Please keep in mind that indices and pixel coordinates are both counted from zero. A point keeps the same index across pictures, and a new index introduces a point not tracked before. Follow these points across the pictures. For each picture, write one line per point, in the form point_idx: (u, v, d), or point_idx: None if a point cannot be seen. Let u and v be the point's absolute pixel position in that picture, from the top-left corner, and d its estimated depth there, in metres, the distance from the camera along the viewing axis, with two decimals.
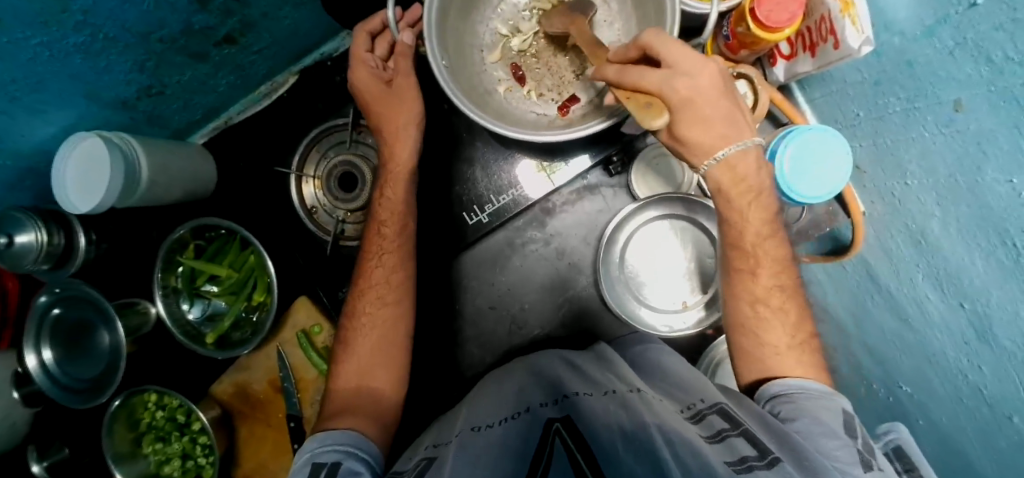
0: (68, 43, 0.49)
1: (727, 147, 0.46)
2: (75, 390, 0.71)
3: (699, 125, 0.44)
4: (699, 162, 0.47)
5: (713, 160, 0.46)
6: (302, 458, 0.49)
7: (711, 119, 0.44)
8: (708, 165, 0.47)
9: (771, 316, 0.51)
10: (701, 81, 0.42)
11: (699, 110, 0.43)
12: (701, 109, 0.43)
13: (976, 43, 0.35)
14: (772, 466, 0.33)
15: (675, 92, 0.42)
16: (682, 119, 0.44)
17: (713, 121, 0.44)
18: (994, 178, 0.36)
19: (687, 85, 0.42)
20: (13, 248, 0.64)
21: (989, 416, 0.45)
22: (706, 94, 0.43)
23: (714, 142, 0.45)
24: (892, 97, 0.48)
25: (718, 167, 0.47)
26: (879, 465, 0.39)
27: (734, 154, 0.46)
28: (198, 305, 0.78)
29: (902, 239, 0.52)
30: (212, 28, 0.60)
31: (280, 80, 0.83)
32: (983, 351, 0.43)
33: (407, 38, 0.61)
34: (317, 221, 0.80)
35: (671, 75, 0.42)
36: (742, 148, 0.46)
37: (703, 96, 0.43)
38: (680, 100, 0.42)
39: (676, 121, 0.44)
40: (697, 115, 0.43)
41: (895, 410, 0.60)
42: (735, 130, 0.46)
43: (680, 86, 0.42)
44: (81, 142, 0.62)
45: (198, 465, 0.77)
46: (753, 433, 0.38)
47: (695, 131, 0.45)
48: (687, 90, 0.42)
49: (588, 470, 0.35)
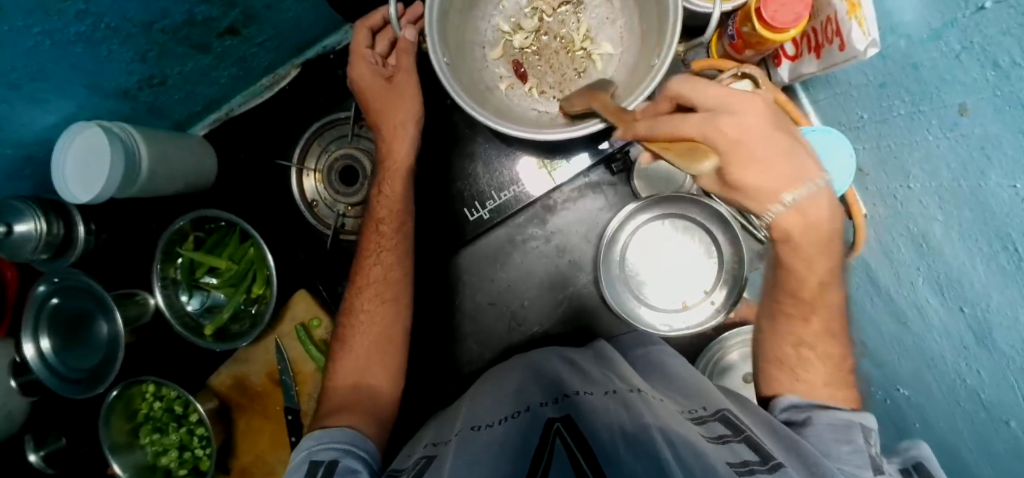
0: (69, 32, 0.48)
1: (793, 192, 0.41)
2: (73, 380, 0.71)
3: (755, 170, 0.39)
4: (762, 211, 0.43)
5: (779, 207, 0.41)
6: (300, 455, 0.49)
7: (767, 161, 0.39)
8: (775, 212, 0.42)
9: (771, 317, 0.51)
10: (748, 119, 0.38)
11: (752, 153, 0.39)
12: (754, 149, 0.39)
13: (983, 47, 0.35)
14: (775, 471, 0.33)
15: (722, 135, 0.38)
16: (734, 163, 0.39)
17: (771, 164, 0.40)
18: (998, 184, 0.36)
19: (733, 124, 0.38)
20: (12, 237, 0.64)
21: (986, 420, 0.45)
22: (757, 133, 0.38)
23: (779, 186, 0.40)
24: (896, 100, 0.48)
25: (787, 214, 0.42)
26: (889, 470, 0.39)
27: (802, 201, 0.42)
28: (197, 297, 0.78)
29: (903, 242, 0.52)
30: (215, 19, 0.59)
31: (282, 73, 0.82)
32: (982, 356, 0.43)
33: (409, 35, 0.61)
34: (318, 215, 0.79)
35: (710, 116, 0.38)
36: (811, 192, 0.42)
37: (752, 136, 0.38)
38: (728, 141, 0.38)
39: (729, 166, 0.40)
40: (750, 156, 0.39)
41: (893, 412, 0.60)
42: (801, 170, 0.41)
43: (724, 125, 0.38)
44: (81, 132, 0.61)
45: (195, 457, 0.77)
46: (755, 440, 0.38)
47: (752, 176, 0.40)
48: (734, 130, 0.38)
49: (588, 470, 0.35)
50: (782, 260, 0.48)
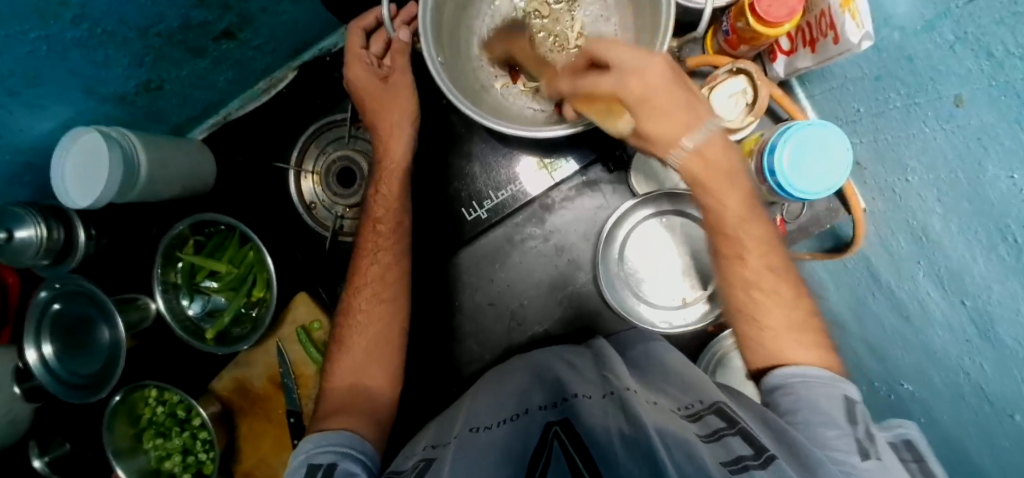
0: (66, 37, 0.48)
1: (691, 137, 0.47)
2: (75, 385, 0.71)
3: (658, 118, 0.46)
4: (665, 154, 0.49)
5: (681, 150, 0.48)
6: (298, 458, 0.49)
7: (670, 112, 0.46)
8: (675, 154, 0.48)
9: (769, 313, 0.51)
10: (651, 77, 0.45)
11: (656, 105, 0.46)
12: (658, 101, 0.46)
13: (977, 37, 0.34)
14: (767, 465, 0.33)
15: (630, 91, 0.46)
16: (643, 113, 0.46)
17: (673, 113, 0.46)
18: (996, 175, 0.36)
19: (640, 83, 0.45)
20: (12, 243, 0.65)
21: (991, 414, 0.45)
22: (660, 88, 0.45)
23: (675, 133, 0.47)
24: (892, 92, 0.47)
25: (687, 156, 0.48)
26: (878, 455, 0.38)
27: (702, 145, 0.48)
28: (198, 301, 0.78)
29: (902, 235, 0.51)
30: (211, 22, 0.60)
31: (278, 76, 0.82)
32: (985, 348, 0.42)
33: (403, 36, 0.62)
34: (317, 217, 0.79)
35: (620, 76, 0.46)
36: (706, 137, 0.48)
37: (656, 92, 0.45)
38: (635, 96, 0.46)
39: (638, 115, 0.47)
40: (655, 109, 0.46)
41: (897, 407, 0.60)
42: (696, 116, 0.47)
43: (632, 84, 0.45)
44: (80, 137, 0.62)
45: (198, 461, 0.77)
46: (750, 432, 0.38)
47: (656, 123, 0.47)
48: (640, 88, 0.45)
49: (587, 473, 0.35)
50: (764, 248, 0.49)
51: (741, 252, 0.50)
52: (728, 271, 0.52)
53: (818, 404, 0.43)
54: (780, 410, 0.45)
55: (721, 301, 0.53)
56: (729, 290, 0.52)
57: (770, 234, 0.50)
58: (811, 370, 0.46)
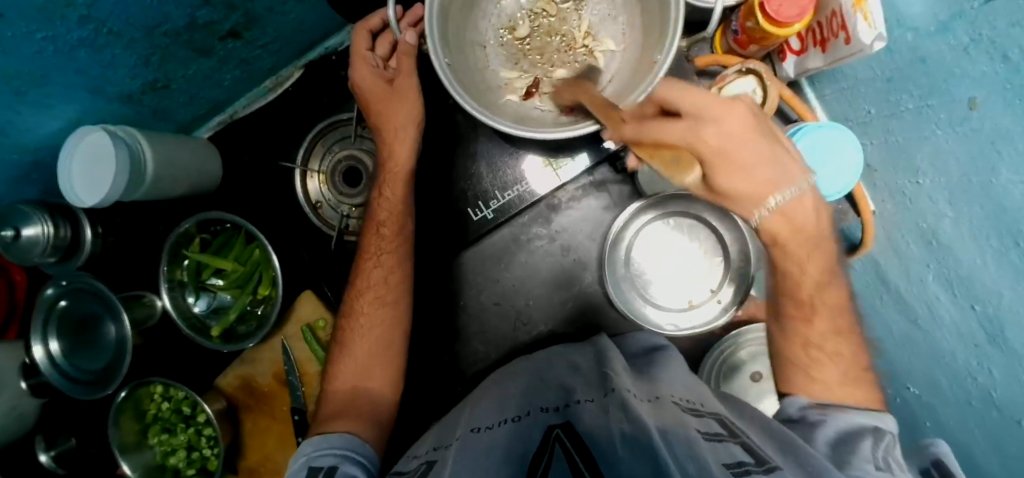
0: (72, 37, 0.48)
1: (777, 195, 0.43)
2: (83, 382, 0.72)
3: (736, 173, 0.41)
4: (750, 213, 0.45)
5: (764, 210, 0.44)
6: (298, 461, 0.49)
7: (750, 167, 0.41)
8: (761, 214, 0.44)
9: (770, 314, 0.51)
10: (729, 128, 0.39)
11: (736, 160, 0.40)
12: (739, 156, 0.40)
13: (992, 40, 0.34)
14: (769, 472, 0.33)
15: (706, 145, 0.39)
16: (718, 168, 0.41)
17: (754, 168, 0.41)
18: (1009, 180, 0.35)
19: (718, 134, 0.39)
20: (19, 242, 0.66)
21: (998, 420, 0.44)
22: (739, 141, 0.39)
23: (760, 191, 0.43)
24: (904, 94, 0.47)
25: (772, 217, 0.45)
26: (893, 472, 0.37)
27: (786, 203, 0.44)
28: (204, 298, 0.78)
29: (912, 238, 0.51)
30: (218, 22, 0.59)
31: (285, 74, 0.82)
32: (994, 354, 0.42)
33: (409, 37, 0.61)
34: (322, 217, 0.79)
35: (694, 124, 0.39)
36: (795, 195, 0.44)
37: (737, 145, 0.39)
38: (712, 150, 0.39)
39: (712, 171, 0.41)
40: (734, 164, 0.41)
41: (903, 411, 0.60)
42: (782, 174, 0.43)
43: (708, 136, 0.39)
44: (87, 136, 0.62)
45: (203, 457, 0.77)
46: (751, 443, 0.38)
47: (735, 181, 0.42)
48: (717, 141, 0.39)
49: (587, 471, 0.35)
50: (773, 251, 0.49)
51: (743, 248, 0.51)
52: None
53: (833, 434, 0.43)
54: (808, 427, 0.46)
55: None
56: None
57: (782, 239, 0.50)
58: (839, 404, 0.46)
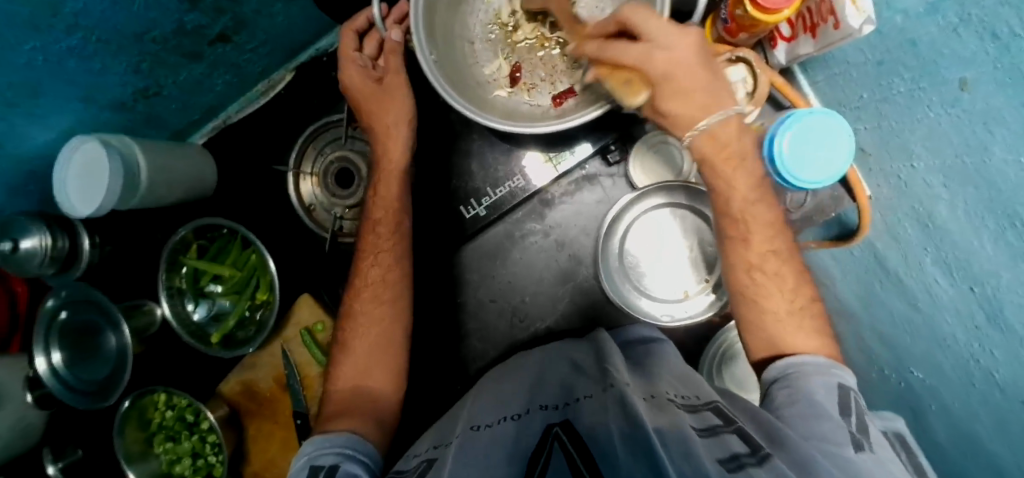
0: (60, 47, 0.48)
1: (706, 118, 0.47)
2: (83, 392, 0.72)
3: (681, 98, 0.46)
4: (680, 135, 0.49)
5: (695, 132, 0.47)
6: (301, 460, 0.49)
7: (691, 91, 0.46)
8: (691, 136, 0.48)
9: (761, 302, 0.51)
10: (680, 54, 0.44)
11: (679, 83, 0.45)
12: (682, 79, 0.45)
13: (980, 18, 0.33)
14: (764, 464, 0.34)
15: (654, 66, 0.45)
16: (665, 91, 0.46)
17: (696, 94, 0.46)
18: (1003, 159, 0.35)
19: (666, 58, 0.44)
20: (17, 254, 0.66)
21: (1004, 403, 0.44)
22: (684, 67, 0.45)
23: (696, 114, 0.47)
24: (895, 77, 0.46)
25: (704, 140, 0.48)
26: (872, 448, 0.38)
27: (714, 126, 0.47)
28: (203, 305, 0.78)
29: (908, 221, 0.51)
30: (206, 27, 0.59)
31: (276, 79, 0.82)
32: (994, 335, 0.42)
33: (395, 35, 0.61)
34: (316, 220, 0.79)
35: (649, 48, 0.45)
36: (725, 118, 0.47)
37: (681, 71, 0.45)
38: (659, 73, 0.45)
39: (658, 92, 0.47)
40: (676, 87, 0.46)
41: (907, 396, 0.59)
42: (717, 101, 0.47)
43: (658, 58, 0.44)
44: (81, 146, 0.62)
45: (209, 464, 0.77)
46: (746, 432, 0.39)
47: (679, 104, 0.47)
48: (664, 63, 0.44)
49: (586, 472, 0.34)
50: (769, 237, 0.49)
51: (758, 237, 0.50)
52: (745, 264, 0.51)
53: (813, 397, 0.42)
54: (775, 403, 0.45)
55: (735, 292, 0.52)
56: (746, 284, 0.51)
57: (778, 225, 0.50)
58: (807, 360, 0.46)
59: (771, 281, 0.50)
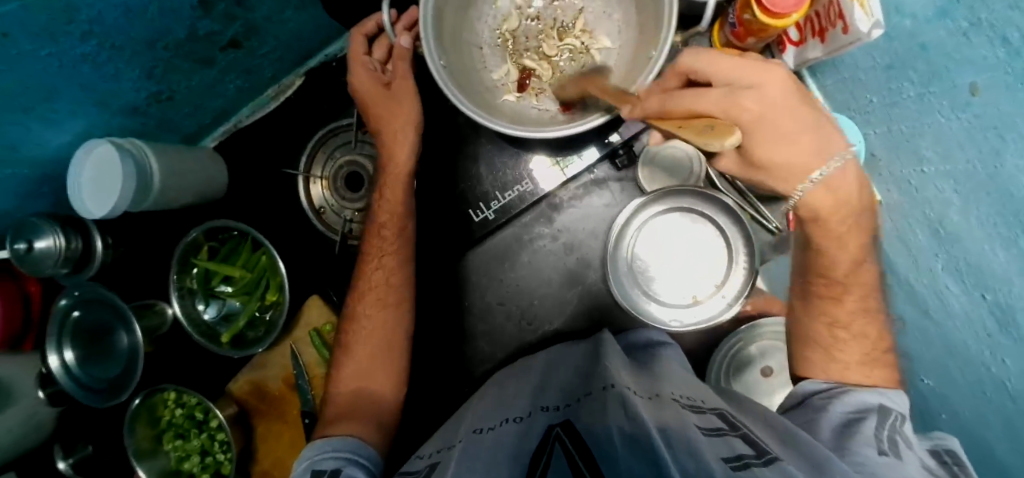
0: (76, 53, 0.49)
1: (823, 167, 0.41)
2: (96, 390, 0.73)
3: (783, 146, 0.39)
4: (790, 189, 0.43)
5: (808, 182, 0.42)
6: (301, 466, 0.49)
7: (794, 135, 0.38)
8: (803, 189, 0.42)
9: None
10: (771, 92, 0.36)
11: (777, 130, 0.38)
12: (780, 124, 0.37)
13: (991, 23, 0.33)
14: (769, 464, 0.34)
15: (745, 110, 0.36)
16: (761, 141, 0.38)
17: (798, 138, 0.39)
18: (1015, 165, 0.34)
19: (756, 99, 0.36)
20: (32, 253, 0.66)
21: (1016, 412, 0.43)
22: (782, 107, 0.36)
23: (806, 162, 0.40)
24: (905, 82, 0.46)
25: (816, 189, 0.43)
26: (897, 454, 0.38)
27: (833, 173, 0.42)
28: (213, 305, 0.79)
29: (919, 227, 0.50)
30: (218, 32, 0.60)
31: (287, 83, 0.83)
32: (1007, 343, 0.41)
33: (403, 42, 0.62)
34: (325, 221, 0.80)
35: (732, 92, 0.36)
36: (840, 166, 0.41)
37: (778, 111, 0.36)
38: (755, 119, 0.36)
39: (754, 143, 0.38)
40: (779, 134, 0.38)
41: (917, 403, 0.59)
42: (829, 141, 0.40)
43: (750, 101, 0.36)
44: (94, 149, 0.63)
45: (216, 462, 0.77)
46: (752, 435, 0.39)
47: (779, 152, 0.39)
48: (758, 106, 0.36)
49: (587, 472, 0.34)
50: None
51: None
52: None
53: None
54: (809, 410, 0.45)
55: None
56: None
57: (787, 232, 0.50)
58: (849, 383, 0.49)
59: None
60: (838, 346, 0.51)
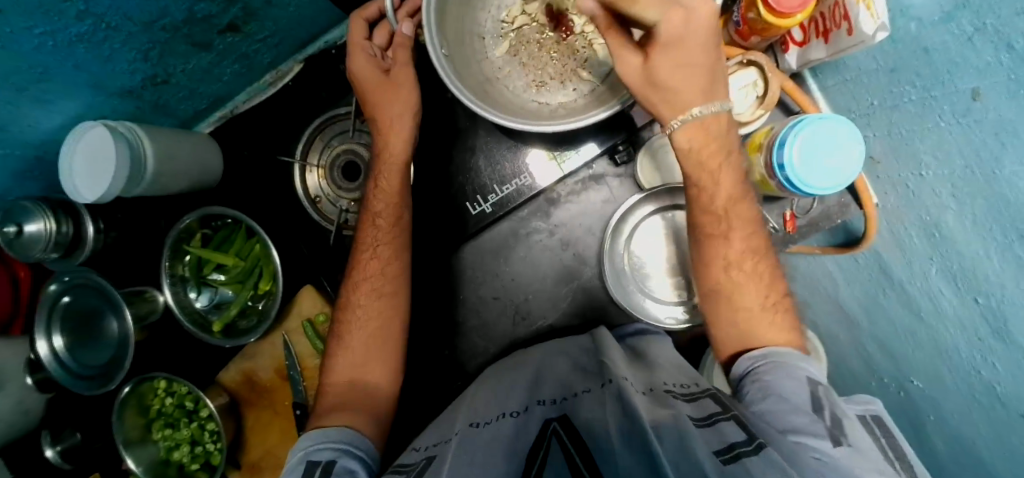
0: (70, 32, 0.48)
1: (703, 106, 0.50)
2: (87, 377, 0.72)
3: (679, 70, 0.48)
4: (671, 117, 0.51)
5: (688, 116, 0.50)
6: (296, 455, 0.49)
7: (692, 66, 0.48)
8: (681, 121, 0.50)
9: (764, 301, 0.51)
10: (693, 21, 0.46)
11: (681, 52, 0.47)
12: (686, 50, 0.47)
13: (997, 29, 0.33)
14: (759, 450, 0.35)
15: (670, 24, 0.46)
16: (666, 55, 0.48)
17: (694, 72, 0.49)
18: (1013, 171, 0.35)
19: (680, 20, 0.46)
20: (22, 238, 0.66)
21: (1004, 415, 0.44)
22: (694, 38, 0.47)
23: (691, 97, 0.50)
24: (907, 85, 0.46)
25: (691, 124, 0.50)
26: (849, 441, 0.39)
27: (706, 116, 0.50)
28: (205, 293, 0.78)
29: (914, 230, 0.50)
30: (216, 16, 0.59)
31: (285, 69, 0.82)
32: (999, 349, 0.41)
33: (405, 29, 0.63)
34: (322, 212, 0.79)
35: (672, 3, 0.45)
36: (718, 110, 0.50)
37: (689, 40, 0.47)
38: (671, 34, 0.47)
39: (659, 56, 0.48)
40: (678, 58, 0.48)
41: (906, 406, 0.59)
42: (714, 89, 0.50)
43: (673, 16, 0.46)
44: (87, 132, 0.62)
45: (206, 452, 0.77)
46: (743, 417, 0.40)
47: (675, 75, 0.49)
48: (679, 26, 0.46)
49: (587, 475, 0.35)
50: None
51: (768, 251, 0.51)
52: (722, 262, 0.52)
53: (785, 392, 0.43)
54: (748, 395, 0.46)
55: (713, 291, 0.53)
56: (721, 280, 0.53)
57: None
58: (779, 351, 0.48)
59: (748, 278, 0.52)
60: (791, 333, 0.51)
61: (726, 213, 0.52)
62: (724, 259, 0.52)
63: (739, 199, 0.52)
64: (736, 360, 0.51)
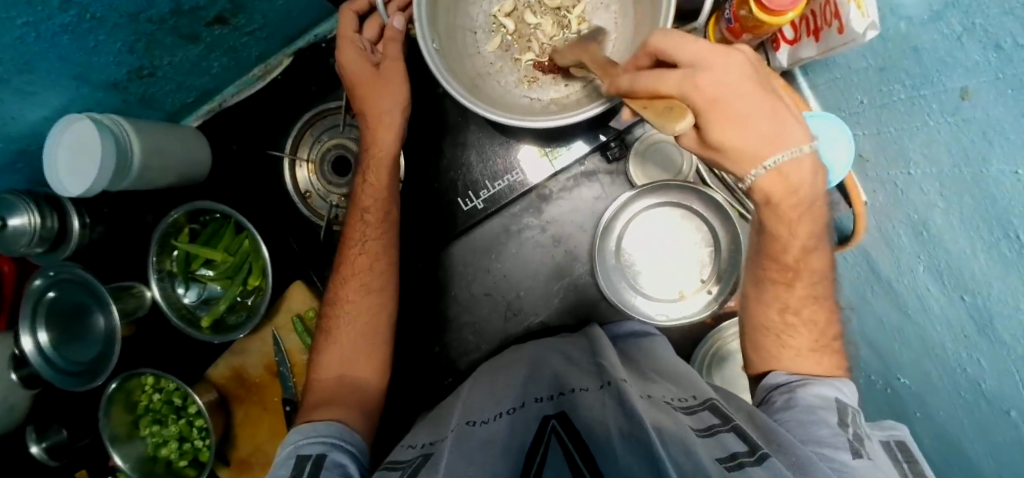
0: (54, 23, 0.48)
1: (776, 153, 0.41)
2: (73, 373, 0.71)
3: (734, 127, 0.39)
4: (743, 173, 0.43)
5: (761, 168, 0.42)
6: (286, 449, 0.48)
7: (745, 118, 0.39)
8: (756, 174, 0.42)
9: (805, 315, 0.51)
10: (726, 76, 0.37)
11: (729, 110, 0.38)
12: (738, 107, 0.38)
13: (985, 29, 0.33)
14: (761, 461, 0.35)
15: (699, 91, 0.37)
16: (712, 121, 0.38)
17: (754, 123, 0.39)
18: (1000, 170, 0.35)
19: (713, 79, 0.37)
20: (6, 230, 0.65)
21: (988, 412, 0.44)
22: (736, 90, 0.37)
23: (760, 147, 0.41)
24: (896, 84, 0.46)
25: (767, 176, 0.42)
26: (868, 455, 0.40)
27: (786, 163, 0.42)
28: (193, 289, 0.78)
29: (903, 230, 0.51)
30: (203, 8, 0.58)
31: (273, 63, 0.81)
32: (984, 345, 0.42)
33: (397, 23, 0.63)
34: (312, 207, 0.79)
35: (690, 73, 0.37)
36: (794, 155, 0.42)
37: (731, 93, 0.37)
38: (706, 99, 0.37)
39: (707, 125, 0.39)
40: (729, 114, 0.38)
41: (893, 402, 0.60)
42: (780, 130, 0.41)
43: (701, 81, 0.37)
44: (72, 124, 0.61)
45: (195, 448, 0.77)
46: (742, 429, 0.40)
47: (734, 135, 0.39)
48: (712, 87, 0.37)
49: (588, 473, 0.35)
50: (764, 227, 0.49)
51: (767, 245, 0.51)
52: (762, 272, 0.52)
53: (812, 407, 0.44)
54: (777, 408, 0.48)
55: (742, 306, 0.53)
56: (776, 321, 0.52)
57: None
58: (811, 374, 0.49)
59: (799, 301, 0.51)
60: (816, 347, 0.51)
61: (799, 265, 0.49)
62: (782, 304, 0.51)
63: (813, 250, 0.49)
64: (766, 376, 0.52)
